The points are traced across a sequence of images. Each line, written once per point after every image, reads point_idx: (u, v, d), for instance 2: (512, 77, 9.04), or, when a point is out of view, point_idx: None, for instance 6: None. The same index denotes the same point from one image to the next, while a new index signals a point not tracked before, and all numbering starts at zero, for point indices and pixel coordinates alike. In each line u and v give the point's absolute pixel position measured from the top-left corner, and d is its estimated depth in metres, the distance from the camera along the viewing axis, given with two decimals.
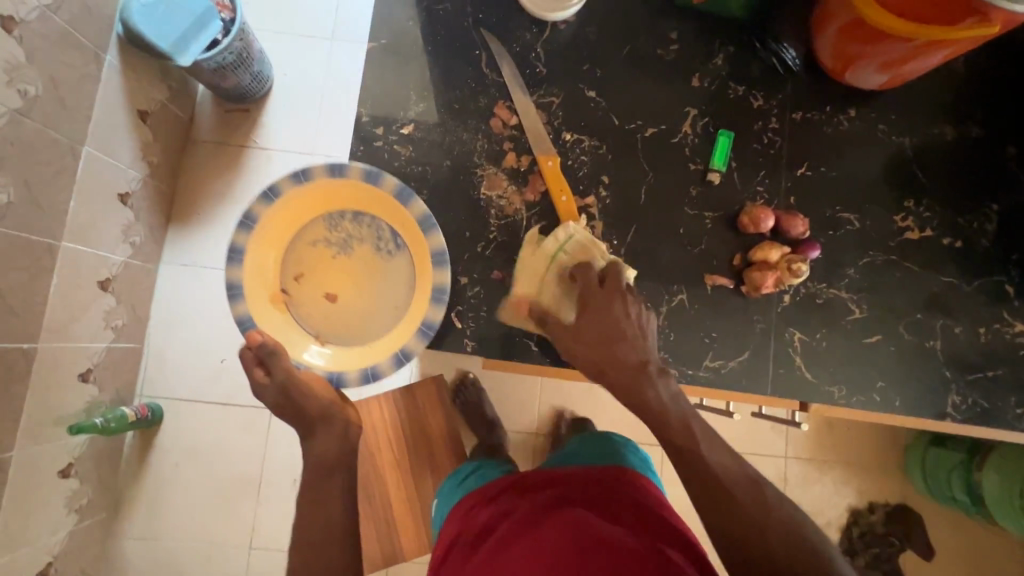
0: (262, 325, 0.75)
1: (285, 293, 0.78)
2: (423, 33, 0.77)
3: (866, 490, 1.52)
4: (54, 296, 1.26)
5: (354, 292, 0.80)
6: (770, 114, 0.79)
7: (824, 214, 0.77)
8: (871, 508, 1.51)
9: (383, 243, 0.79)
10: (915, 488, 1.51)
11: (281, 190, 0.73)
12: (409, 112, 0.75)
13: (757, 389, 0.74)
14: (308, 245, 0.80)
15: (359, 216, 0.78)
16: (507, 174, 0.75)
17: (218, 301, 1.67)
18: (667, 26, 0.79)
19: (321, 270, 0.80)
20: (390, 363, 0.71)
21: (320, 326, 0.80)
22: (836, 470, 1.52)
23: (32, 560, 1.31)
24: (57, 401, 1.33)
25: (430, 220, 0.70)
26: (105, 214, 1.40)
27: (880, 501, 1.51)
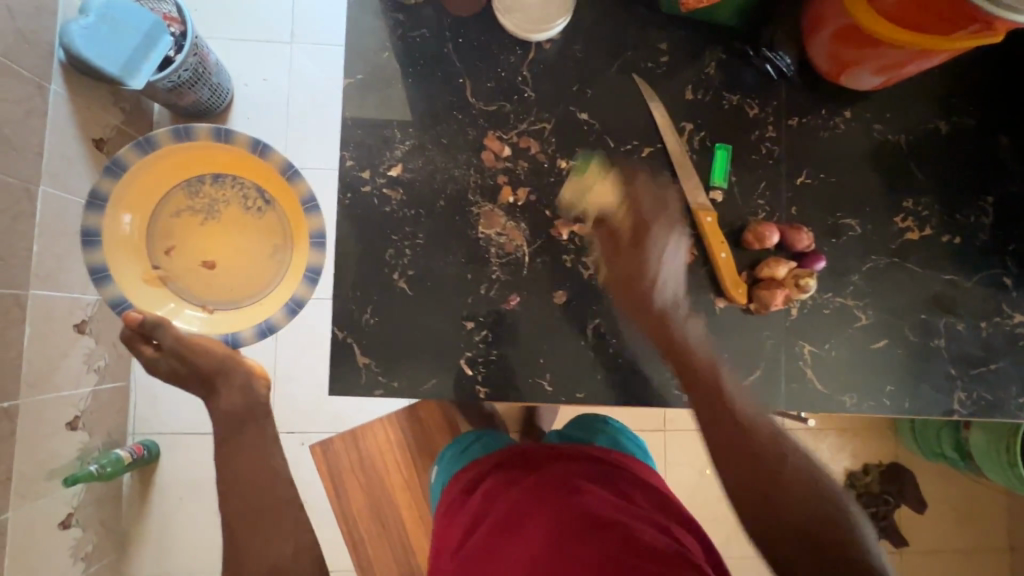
0: (138, 303, 0.73)
1: (158, 270, 0.76)
2: (403, 64, 0.72)
3: (859, 452, 1.56)
4: (28, 348, 1.20)
5: (231, 254, 0.78)
6: (766, 123, 0.77)
7: (826, 221, 0.77)
8: (866, 470, 1.56)
9: (250, 202, 0.78)
10: (905, 446, 1.56)
11: (128, 162, 0.70)
12: (395, 151, 0.71)
13: (771, 406, 0.74)
14: (169, 214, 0.77)
15: (220, 178, 0.77)
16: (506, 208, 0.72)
17: None
18: (655, 36, 0.76)
19: (191, 239, 0.78)
20: (282, 313, 0.72)
21: (200, 293, 0.78)
22: (830, 437, 1.56)
23: None
24: (47, 452, 1.28)
25: (290, 168, 0.72)
26: (73, 255, 1.32)
27: (874, 462, 1.56)
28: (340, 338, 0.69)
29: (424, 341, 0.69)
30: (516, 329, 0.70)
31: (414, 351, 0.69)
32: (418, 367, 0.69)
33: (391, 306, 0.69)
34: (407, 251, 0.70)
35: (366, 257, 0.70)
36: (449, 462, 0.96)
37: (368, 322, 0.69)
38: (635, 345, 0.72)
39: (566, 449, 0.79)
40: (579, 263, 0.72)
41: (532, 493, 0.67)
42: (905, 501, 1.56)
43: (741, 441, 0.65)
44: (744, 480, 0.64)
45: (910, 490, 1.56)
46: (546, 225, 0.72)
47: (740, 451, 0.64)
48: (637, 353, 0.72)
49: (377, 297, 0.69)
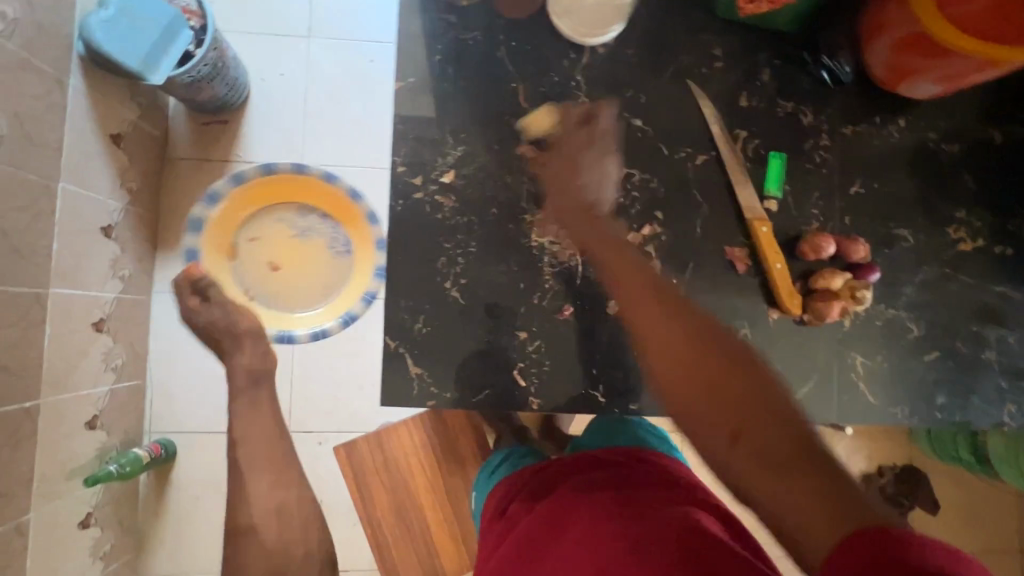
0: None
1: None
2: (454, 67, 0.71)
3: (874, 454, 1.48)
4: (49, 348, 1.17)
5: None
6: (820, 131, 0.76)
7: (880, 231, 0.76)
8: (881, 471, 1.48)
9: None
10: (919, 448, 1.48)
11: None
12: (447, 157, 0.70)
13: (823, 417, 0.73)
14: None
15: None
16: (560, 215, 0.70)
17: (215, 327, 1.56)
18: (711, 41, 0.74)
19: None
20: None
21: None
22: (844, 438, 1.48)
23: None
24: (68, 452, 1.25)
25: None
26: (91, 253, 1.29)
27: (888, 463, 1.48)
28: (392, 348, 0.67)
29: (478, 351, 0.68)
30: (570, 340, 0.70)
31: (467, 362, 0.68)
32: (472, 377, 0.68)
33: (444, 315, 0.68)
34: (459, 259, 0.69)
35: (419, 265, 0.68)
36: (485, 481, 0.95)
37: (421, 332, 0.68)
38: None
39: (586, 457, 0.73)
40: None
41: (544, 512, 0.62)
42: (918, 502, 1.48)
43: (737, 423, 0.47)
44: (749, 475, 0.45)
45: (924, 492, 1.48)
46: None
47: (741, 440, 0.46)
48: None
49: (430, 307, 0.68)
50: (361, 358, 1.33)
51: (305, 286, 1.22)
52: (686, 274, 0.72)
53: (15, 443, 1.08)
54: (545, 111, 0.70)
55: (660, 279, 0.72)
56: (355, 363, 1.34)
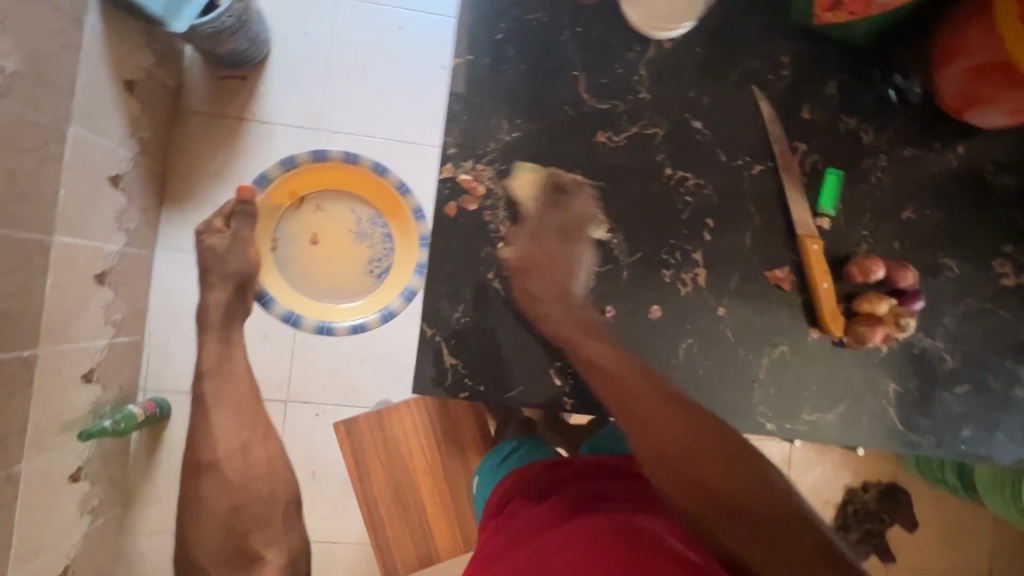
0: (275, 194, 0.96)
1: None
2: (514, 48, 0.67)
3: (861, 468, 1.40)
4: (50, 298, 1.12)
5: None
6: (879, 151, 0.73)
7: (926, 259, 0.74)
8: (865, 487, 1.39)
9: None
10: (906, 467, 1.39)
11: None
12: (498, 142, 0.67)
13: (852, 439, 0.73)
14: None
15: None
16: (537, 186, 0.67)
17: None
18: (780, 47, 0.71)
19: None
20: None
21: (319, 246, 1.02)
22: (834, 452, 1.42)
23: (50, 567, 1.21)
24: (64, 404, 1.21)
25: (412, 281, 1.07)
26: (98, 203, 1.24)
27: (873, 479, 1.40)
28: (429, 337, 0.66)
29: (517, 346, 0.67)
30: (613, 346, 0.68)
31: (504, 358, 0.67)
32: (507, 373, 0.67)
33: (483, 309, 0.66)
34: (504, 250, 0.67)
35: (464, 252, 0.66)
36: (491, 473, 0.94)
37: (459, 322, 0.66)
38: (723, 368, 0.71)
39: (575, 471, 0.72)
40: (678, 279, 0.70)
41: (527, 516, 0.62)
42: (898, 520, 1.39)
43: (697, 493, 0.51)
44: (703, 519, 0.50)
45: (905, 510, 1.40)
46: (650, 238, 0.69)
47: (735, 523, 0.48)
48: (722, 375, 0.70)
49: (470, 297, 0.66)
50: (372, 336, 1.29)
51: (320, 278, 1.28)
52: (732, 285, 0.71)
53: (10, 394, 1.03)
54: (534, 174, 0.67)
55: (704, 289, 0.70)
56: (363, 339, 1.29)
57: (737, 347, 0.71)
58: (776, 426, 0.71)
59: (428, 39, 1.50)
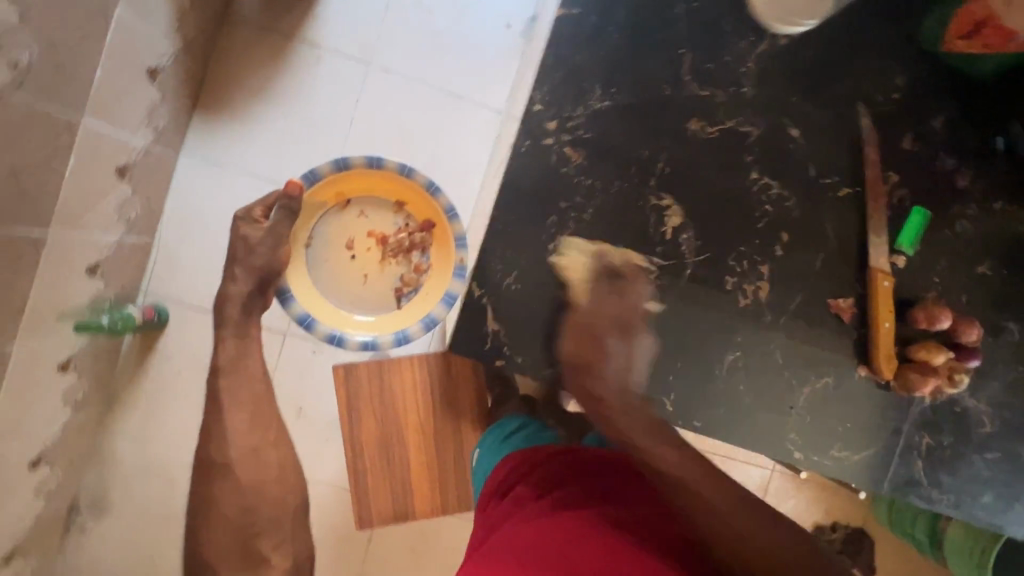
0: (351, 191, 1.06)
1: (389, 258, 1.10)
2: (625, 12, 0.63)
3: (833, 508, 1.33)
4: (68, 180, 1.06)
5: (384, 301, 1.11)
6: (971, 198, 0.69)
7: (993, 319, 0.71)
8: (833, 527, 1.31)
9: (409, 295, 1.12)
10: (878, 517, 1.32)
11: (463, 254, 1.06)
12: (587, 107, 0.63)
13: (871, 484, 0.71)
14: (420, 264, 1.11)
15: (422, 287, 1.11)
16: (584, 268, 0.62)
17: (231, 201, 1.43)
18: (896, 68, 0.67)
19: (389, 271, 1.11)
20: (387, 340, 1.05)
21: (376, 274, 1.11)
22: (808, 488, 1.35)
23: (23, 454, 1.16)
24: (65, 291, 1.15)
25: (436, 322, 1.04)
26: (132, 93, 1.17)
27: (841, 522, 1.32)
28: (475, 297, 0.63)
29: (563, 325, 0.64)
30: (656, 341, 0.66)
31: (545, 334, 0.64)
32: (546, 350, 0.64)
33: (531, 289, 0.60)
34: (570, 223, 0.63)
35: (528, 216, 0.63)
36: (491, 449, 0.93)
37: (509, 288, 0.64)
38: (762, 388, 0.68)
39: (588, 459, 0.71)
40: (739, 289, 0.67)
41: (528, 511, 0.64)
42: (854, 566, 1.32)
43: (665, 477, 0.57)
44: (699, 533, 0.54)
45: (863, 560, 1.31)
46: (719, 240, 0.66)
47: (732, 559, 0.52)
48: (760, 391, 0.68)
49: (524, 264, 0.63)
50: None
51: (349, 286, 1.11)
52: (791, 306, 0.68)
53: (11, 271, 0.98)
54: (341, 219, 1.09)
55: (762, 304, 0.67)
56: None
57: (782, 370, 0.68)
58: (803, 455, 0.69)
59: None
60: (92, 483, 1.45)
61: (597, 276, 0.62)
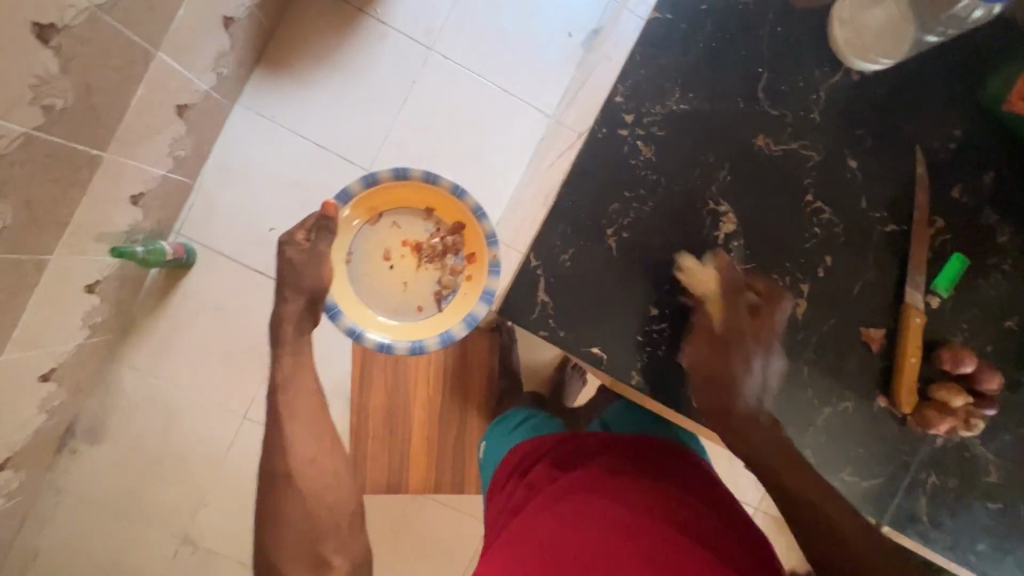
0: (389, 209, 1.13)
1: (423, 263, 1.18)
2: (713, 24, 0.66)
3: None
4: (132, 111, 1.08)
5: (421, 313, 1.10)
6: (1008, 254, 0.72)
7: (1013, 373, 0.73)
8: None
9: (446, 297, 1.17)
10: None
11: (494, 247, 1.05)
12: (664, 107, 0.66)
13: (873, 513, 0.73)
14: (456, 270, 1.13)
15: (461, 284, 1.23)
16: (718, 282, 0.65)
17: (277, 157, 1.47)
18: (956, 120, 0.70)
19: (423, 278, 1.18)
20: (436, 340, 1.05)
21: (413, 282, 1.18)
22: None
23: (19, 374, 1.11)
24: (108, 215, 1.16)
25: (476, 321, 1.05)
26: (206, 38, 1.20)
27: None
28: (531, 268, 0.66)
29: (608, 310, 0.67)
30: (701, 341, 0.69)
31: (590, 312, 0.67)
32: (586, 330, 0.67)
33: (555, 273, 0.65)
34: (631, 212, 0.66)
35: (592, 199, 0.66)
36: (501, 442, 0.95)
37: (564, 265, 0.66)
38: (784, 400, 0.71)
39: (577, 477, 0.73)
40: None
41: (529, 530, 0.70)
42: None
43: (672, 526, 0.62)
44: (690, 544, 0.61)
45: None
46: (766, 253, 0.69)
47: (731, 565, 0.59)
48: (782, 403, 0.71)
49: (582, 244, 0.66)
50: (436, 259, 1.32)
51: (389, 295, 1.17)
52: (824, 327, 0.70)
53: (65, 185, 0.99)
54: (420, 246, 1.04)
55: (797, 321, 0.70)
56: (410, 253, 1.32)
57: (806, 387, 0.71)
58: (812, 473, 0.72)
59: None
60: (92, 408, 1.45)
61: (738, 295, 0.65)
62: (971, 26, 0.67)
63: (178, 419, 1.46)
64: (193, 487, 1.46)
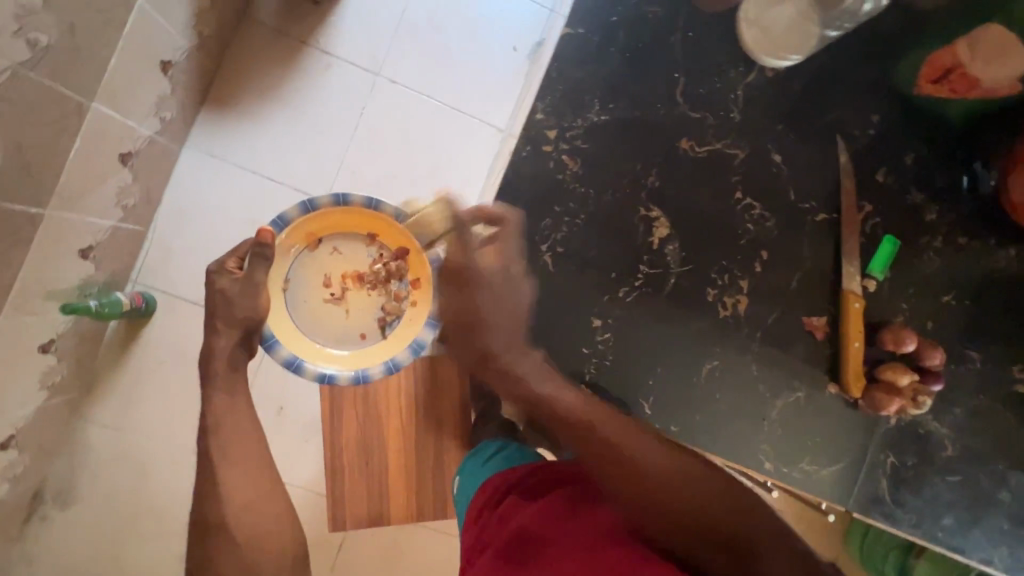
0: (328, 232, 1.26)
1: None
2: (625, 35, 0.67)
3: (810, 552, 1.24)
4: (71, 164, 1.04)
5: None
6: (937, 231, 0.74)
7: (954, 346, 0.75)
8: None
9: None
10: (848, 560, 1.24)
11: None
12: (585, 119, 0.67)
13: (838, 500, 0.74)
14: None
15: None
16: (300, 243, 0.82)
17: (234, 197, 1.45)
18: (872, 106, 0.72)
19: None
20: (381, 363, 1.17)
21: None
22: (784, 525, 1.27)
23: None
24: (56, 272, 1.11)
25: None
26: (142, 83, 1.17)
27: None
28: None
29: (550, 324, 0.67)
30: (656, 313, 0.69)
31: (533, 330, 0.67)
32: (531, 348, 0.67)
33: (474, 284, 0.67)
34: (564, 226, 0.67)
35: (525, 217, 0.66)
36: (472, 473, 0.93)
37: None
38: (738, 396, 0.71)
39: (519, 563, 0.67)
40: (720, 301, 0.70)
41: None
42: None
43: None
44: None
45: None
46: (703, 253, 0.70)
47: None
48: (735, 401, 0.71)
49: (518, 263, 0.67)
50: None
51: None
52: (768, 321, 0.71)
53: (7, 248, 0.95)
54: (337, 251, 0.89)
55: (740, 317, 0.70)
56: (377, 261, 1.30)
57: (757, 382, 0.71)
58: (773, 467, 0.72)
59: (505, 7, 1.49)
60: (60, 471, 1.38)
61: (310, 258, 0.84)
62: (865, 18, 0.69)
63: (152, 472, 1.42)
64: (173, 542, 1.41)
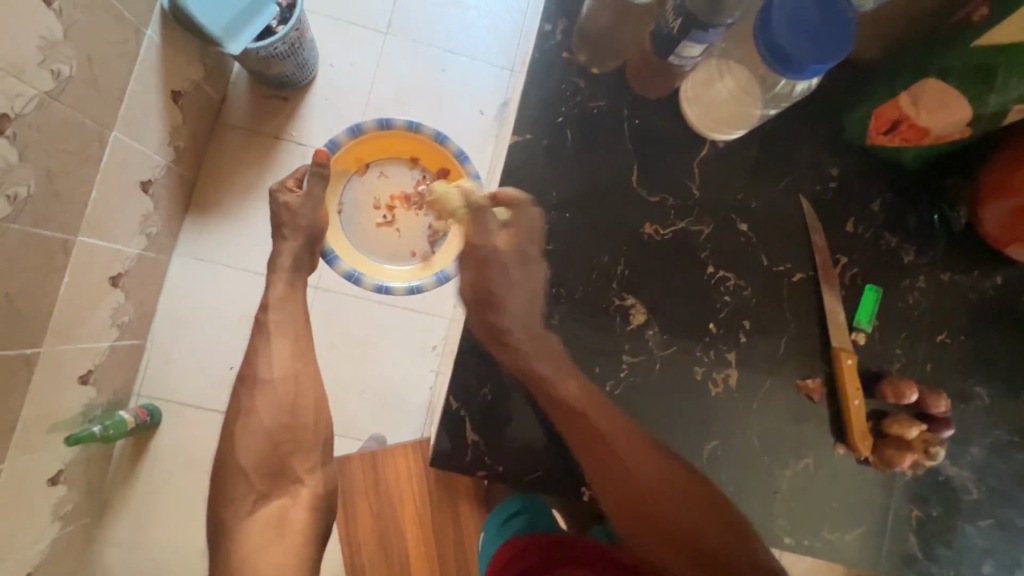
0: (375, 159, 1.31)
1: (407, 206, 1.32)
2: (574, 134, 0.69)
3: None
4: (63, 298, 1.01)
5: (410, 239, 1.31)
6: (918, 272, 0.73)
7: (959, 385, 0.73)
8: None
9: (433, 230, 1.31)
10: None
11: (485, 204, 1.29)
12: (546, 221, 0.67)
13: (866, 563, 0.71)
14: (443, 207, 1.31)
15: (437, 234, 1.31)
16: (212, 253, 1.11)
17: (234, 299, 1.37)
18: (829, 160, 0.72)
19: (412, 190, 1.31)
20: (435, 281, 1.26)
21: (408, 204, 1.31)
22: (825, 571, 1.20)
23: None
24: (57, 405, 1.08)
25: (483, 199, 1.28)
26: (125, 207, 1.13)
27: None
28: (453, 409, 0.66)
29: (539, 428, 0.66)
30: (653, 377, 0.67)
31: (524, 438, 0.66)
32: (524, 455, 0.66)
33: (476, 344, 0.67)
34: (540, 329, 0.67)
35: (500, 325, 0.66)
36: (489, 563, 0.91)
37: (484, 397, 0.66)
38: (745, 471, 0.69)
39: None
40: (709, 378, 0.69)
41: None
42: None
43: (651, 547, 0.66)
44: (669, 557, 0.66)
45: None
46: (684, 333, 0.69)
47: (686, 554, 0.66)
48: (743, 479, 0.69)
49: (499, 371, 0.66)
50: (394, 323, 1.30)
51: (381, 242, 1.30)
52: (762, 390, 0.70)
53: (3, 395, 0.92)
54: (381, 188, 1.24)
55: (733, 392, 0.69)
56: (370, 333, 1.30)
57: (761, 455, 0.70)
58: (791, 540, 0.70)
59: (483, 12, 1.44)
60: None
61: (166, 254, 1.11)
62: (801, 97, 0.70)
63: None
64: None
